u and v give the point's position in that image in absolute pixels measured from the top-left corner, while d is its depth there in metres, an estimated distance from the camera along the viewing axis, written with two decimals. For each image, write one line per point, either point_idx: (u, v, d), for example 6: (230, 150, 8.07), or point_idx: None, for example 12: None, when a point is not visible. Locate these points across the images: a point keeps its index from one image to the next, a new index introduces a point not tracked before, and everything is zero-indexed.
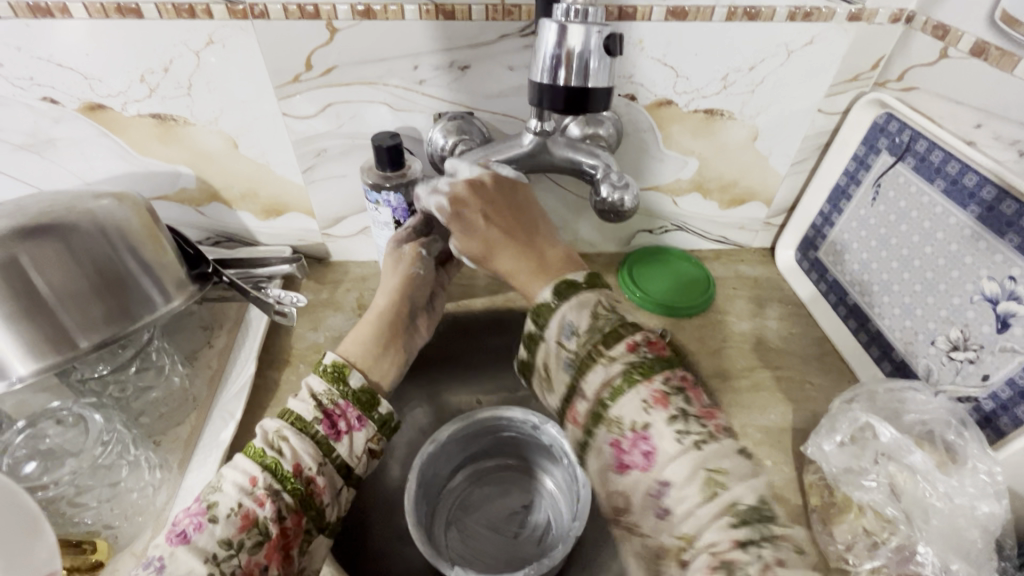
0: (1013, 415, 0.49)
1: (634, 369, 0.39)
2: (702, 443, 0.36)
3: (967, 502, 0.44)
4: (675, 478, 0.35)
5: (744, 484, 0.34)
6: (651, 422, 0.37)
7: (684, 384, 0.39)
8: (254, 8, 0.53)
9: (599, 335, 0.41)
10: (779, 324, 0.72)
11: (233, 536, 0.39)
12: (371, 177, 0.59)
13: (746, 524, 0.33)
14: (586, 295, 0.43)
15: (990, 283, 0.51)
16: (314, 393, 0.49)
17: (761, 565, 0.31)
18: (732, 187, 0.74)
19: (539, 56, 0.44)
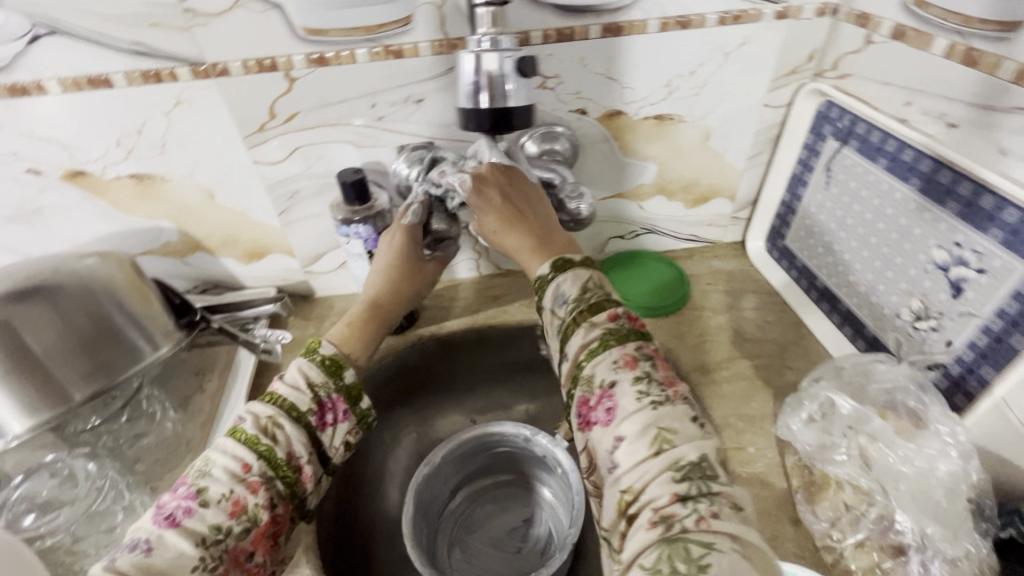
0: (978, 376, 0.50)
1: (612, 335, 0.43)
2: (657, 405, 0.39)
3: (926, 463, 0.44)
4: (628, 433, 0.39)
5: (692, 445, 0.38)
6: (617, 380, 0.41)
7: (654, 356, 0.43)
8: (216, 67, 0.57)
9: (588, 306, 0.46)
10: (755, 314, 0.73)
11: (223, 522, 0.43)
12: (341, 212, 0.63)
13: (687, 479, 0.36)
14: (580, 272, 0.49)
15: (939, 251, 0.52)
16: (310, 382, 0.52)
17: (696, 517, 0.34)
18: (694, 186, 0.76)
19: (461, 84, 0.47)
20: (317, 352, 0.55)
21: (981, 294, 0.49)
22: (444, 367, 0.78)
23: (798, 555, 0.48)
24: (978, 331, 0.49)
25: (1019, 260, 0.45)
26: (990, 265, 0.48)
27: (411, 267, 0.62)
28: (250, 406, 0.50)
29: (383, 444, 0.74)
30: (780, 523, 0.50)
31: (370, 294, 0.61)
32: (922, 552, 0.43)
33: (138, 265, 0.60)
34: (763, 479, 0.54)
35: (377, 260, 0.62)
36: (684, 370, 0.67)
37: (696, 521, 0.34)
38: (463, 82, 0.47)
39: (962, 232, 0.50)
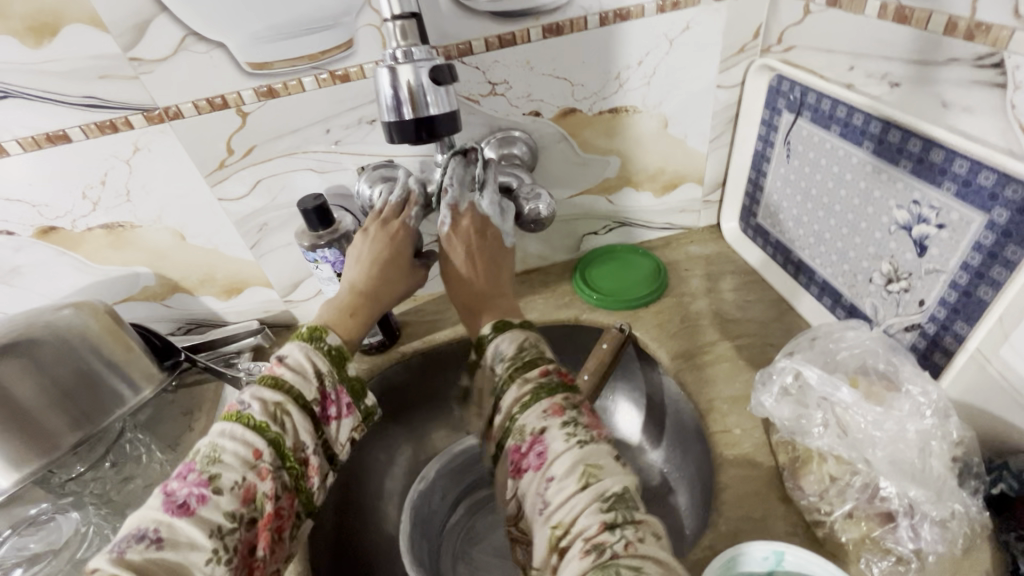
0: (953, 333, 0.49)
1: (541, 388, 0.45)
2: (584, 443, 0.41)
3: (898, 426, 0.44)
4: (558, 472, 0.40)
5: (616, 478, 0.39)
6: (545, 428, 0.42)
7: (581, 407, 0.44)
8: (169, 110, 0.58)
9: (521, 362, 0.47)
10: (735, 294, 0.73)
11: (236, 510, 0.44)
12: (306, 239, 0.63)
13: (613, 510, 0.37)
14: (519, 332, 0.51)
15: (900, 211, 0.52)
16: (317, 370, 0.52)
17: (624, 542, 0.36)
18: (660, 174, 0.76)
19: (381, 99, 0.47)
20: (324, 341, 0.54)
21: (944, 250, 0.48)
22: (431, 381, 0.78)
23: (790, 533, 0.47)
24: (947, 287, 0.49)
25: (975, 211, 0.45)
26: (949, 219, 0.47)
27: (407, 263, 0.62)
28: (254, 391, 0.49)
29: (377, 465, 0.74)
30: (769, 501, 0.49)
31: (365, 282, 0.59)
32: (910, 516, 0.42)
33: (116, 313, 0.61)
34: (751, 459, 0.53)
35: (373, 249, 0.60)
36: (667, 358, 0.66)
37: (625, 546, 0.35)
38: (383, 98, 0.47)
39: (918, 190, 0.49)
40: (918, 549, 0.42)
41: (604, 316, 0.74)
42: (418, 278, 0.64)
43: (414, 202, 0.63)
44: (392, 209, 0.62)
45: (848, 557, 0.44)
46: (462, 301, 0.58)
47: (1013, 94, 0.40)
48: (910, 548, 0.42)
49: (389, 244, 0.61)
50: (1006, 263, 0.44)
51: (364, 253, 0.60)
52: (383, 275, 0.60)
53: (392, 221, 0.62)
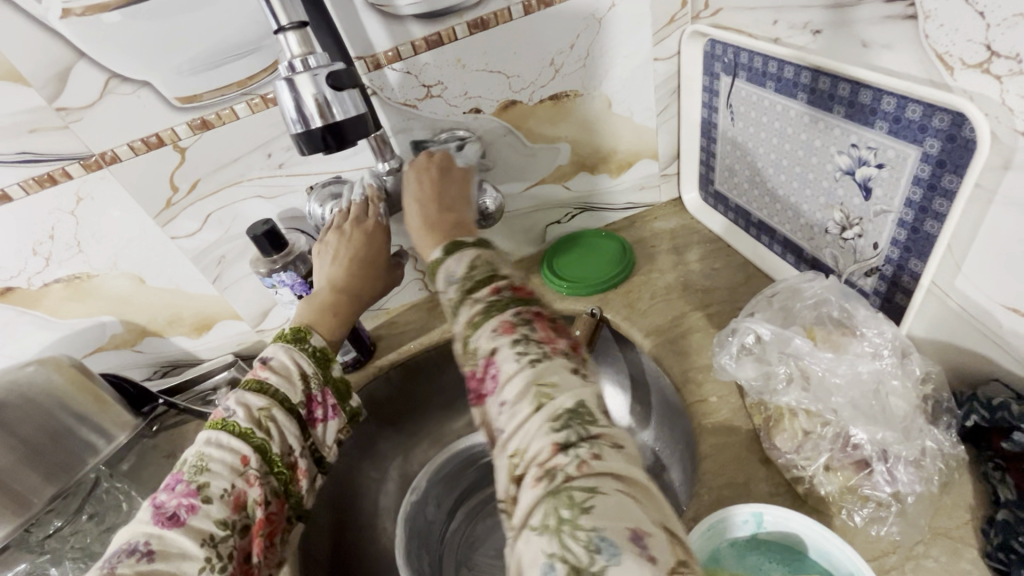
0: (910, 271, 0.49)
1: (492, 307, 0.40)
2: (537, 361, 0.37)
3: (853, 369, 0.44)
4: (509, 396, 0.36)
5: (572, 393, 0.36)
6: (496, 347, 0.38)
7: (534, 319, 0.39)
8: (105, 155, 0.57)
9: (471, 283, 0.42)
10: (702, 264, 0.72)
11: (228, 517, 0.43)
12: (262, 265, 0.63)
13: (565, 428, 0.34)
14: (467, 250, 0.45)
15: (842, 157, 0.51)
16: (302, 374, 0.51)
17: (577, 462, 0.33)
18: (613, 155, 0.75)
19: (284, 113, 0.45)
20: (308, 342, 0.54)
21: (887, 189, 0.48)
22: (413, 391, 0.77)
23: (773, 494, 0.46)
24: (896, 226, 0.49)
25: (909, 145, 0.45)
26: (887, 157, 0.47)
27: (383, 258, 0.63)
28: (240, 396, 0.48)
29: (369, 483, 0.73)
30: (750, 464, 0.49)
31: (343, 281, 0.60)
32: (885, 460, 0.42)
33: (83, 364, 0.61)
34: (729, 425, 0.52)
35: (347, 248, 0.60)
36: (640, 336, 0.66)
37: (578, 466, 0.32)
38: (286, 113, 0.44)
39: (855, 133, 0.49)
40: (897, 492, 0.42)
41: (575, 303, 0.73)
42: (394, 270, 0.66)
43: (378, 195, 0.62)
44: (359, 206, 0.61)
45: (830, 510, 0.44)
46: (418, 221, 0.55)
47: (925, 24, 0.39)
48: (889, 492, 0.42)
49: (366, 241, 0.61)
50: (945, 193, 0.43)
51: (341, 254, 0.60)
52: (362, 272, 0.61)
53: (362, 218, 0.61)
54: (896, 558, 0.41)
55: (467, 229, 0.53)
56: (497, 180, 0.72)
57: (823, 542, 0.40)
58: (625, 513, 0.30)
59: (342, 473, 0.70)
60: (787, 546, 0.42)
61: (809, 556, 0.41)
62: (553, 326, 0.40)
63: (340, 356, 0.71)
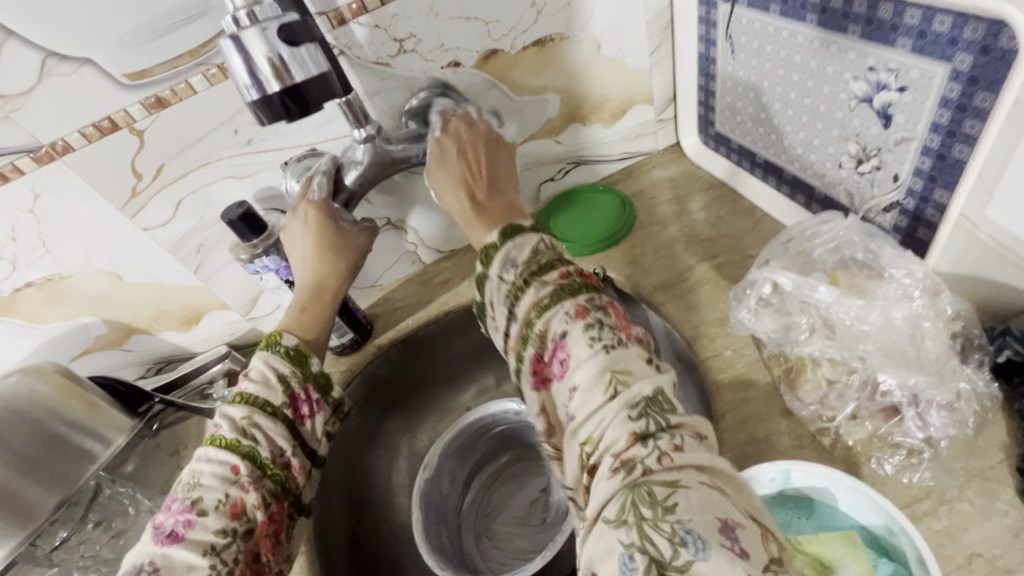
0: (934, 203, 0.46)
1: (562, 291, 0.42)
2: (611, 347, 0.39)
3: (883, 314, 0.41)
4: (582, 381, 0.38)
5: (647, 381, 0.37)
6: (568, 329, 0.40)
7: (607, 307, 0.42)
8: (56, 145, 0.53)
9: (538, 267, 0.44)
10: (705, 211, 0.68)
11: (227, 525, 0.40)
12: (243, 251, 0.60)
13: (641, 416, 0.35)
14: (529, 236, 0.47)
15: (858, 83, 0.47)
16: (280, 376, 0.48)
17: (657, 455, 0.33)
18: (605, 103, 0.70)
19: (236, 78, 0.40)
20: (280, 343, 0.50)
21: (911, 114, 0.44)
22: (415, 368, 0.75)
23: (797, 447, 0.44)
24: (919, 154, 0.45)
25: (936, 63, 0.40)
26: (910, 79, 0.43)
27: (335, 236, 0.57)
28: (221, 409, 0.45)
29: (379, 462, 0.72)
30: (771, 418, 0.46)
31: (303, 276, 0.58)
32: (915, 405, 0.40)
33: (68, 369, 0.59)
34: (746, 379, 0.50)
35: (296, 243, 0.57)
36: (647, 293, 0.62)
37: (658, 459, 0.33)
38: (237, 77, 0.40)
39: (872, 54, 0.45)
40: (928, 437, 0.40)
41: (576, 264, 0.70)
42: (359, 243, 0.59)
43: (320, 172, 0.58)
44: (301, 189, 0.57)
45: (858, 459, 0.42)
46: (466, 205, 0.56)
47: None
48: (920, 438, 0.40)
49: (308, 228, 0.56)
50: (977, 113, 0.39)
51: (296, 250, 0.57)
52: (310, 260, 0.57)
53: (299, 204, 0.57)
54: (929, 504, 0.39)
55: (516, 214, 0.55)
56: None
57: (857, 495, 0.38)
58: (711, 505, 0.30)
59: (350, 455, 0.69)
60: (817, 500, 0.40)
61: (841, 509, 0.40)
62: (624, 315, 0.42)
63: (338, 339, 0.68)
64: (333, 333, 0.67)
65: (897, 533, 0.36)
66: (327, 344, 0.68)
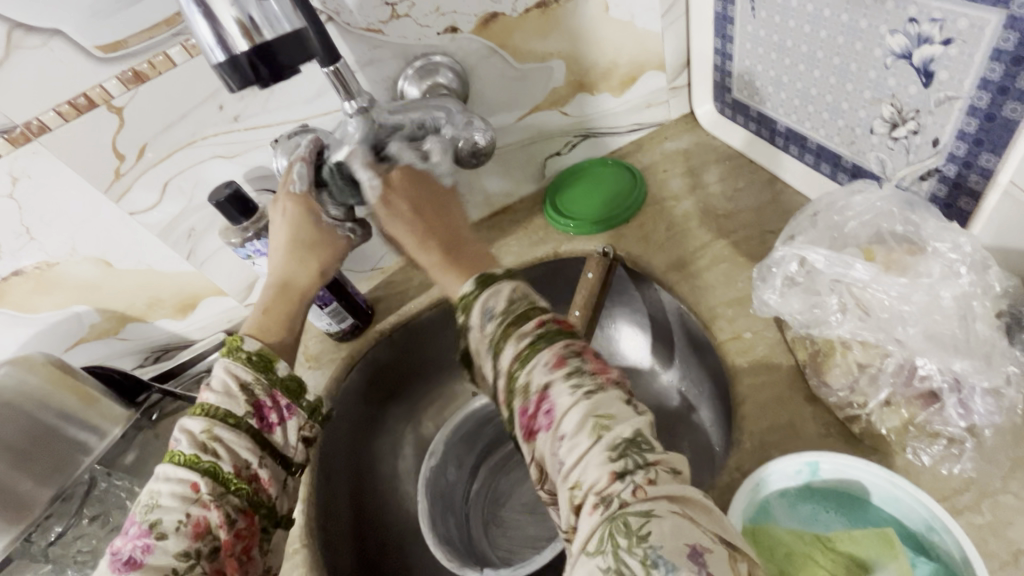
0: (979, 169, 0.42)
1: (538, 339, 0.39)
2: (593, 393, 0.36)
3: (929, 295, 0.37)
4: (568, 430, 0.35)
5: (628, 422, 0.35)
6: (550, 383, 0.36)
7: (583, 352, 0.38)
8: (31, 126, 0.50)
9: (512, 317, 0.40)
10: (722, 185, 0.64)
11: (189, 546, 0.38)
12: (234, 234, 0.57)
13: (622, 457, 0.33)
14: (502, 283, 0.42)
15: (895, 37, 0.43)
16: (241, 385, 0.45)
17: (633, 487, 0.32)
18: (613, 70, 0.65)
19: (201, 41, 0.36)
20: (242, 349, 0.47)
21: (956, 70, 0.40)
22: (418, 353, 0.72)
23: (824, 436, 0.41)
24: (963, 115, 0.41)
25: (988, 9, 0.37)
26: (957, 30, 0.39)
27: (314, 233, 0.55)
28: (182, 423, 0.43)
29: (384, 448, 0.70)
30: (795, 405, 0.43)
31: (272, 274, 0.54)
32: (958, 391, 0.37)
33: (62, 362, 0.57)
34: (768, 363, 0.47)
35: (275, 235, 0.54)
36: (660, 273, 0.59)
37: (634, 491, 0.32)
38: (204, 44, 0.36)
39: (914, 3, 0.40)
40: (970, 425, 0.37)
41: (585, 243, 0.66)
42: (338, 244, 0.56)
43: (301, 158, 0.53)
44: (284, 177, 0.54)
45: (892, 449, 0.39)
46: (431, 253, 0.51)
47: None
48: (962, 426, 0.37)
49: (286, 221, 0.54)
50: None
51: (275, 242, 0.54)
52: (281, 256, 0.54)
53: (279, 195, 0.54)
54: (969, 498, 0.36)
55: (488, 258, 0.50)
56: (484, 113, 0.63)
57: (890, 488, 0.36)
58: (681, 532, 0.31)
59: (355, 442, 0.67)
60: (847, 493, 0.37)
61: (872, 502, 0.37)
62: (601, 358, 0.39)
63: (337, 325, 0.66)
64: (332, 319, 0.64)
65: (937, 530, 0.34)
66: (326, 329, 0.66)
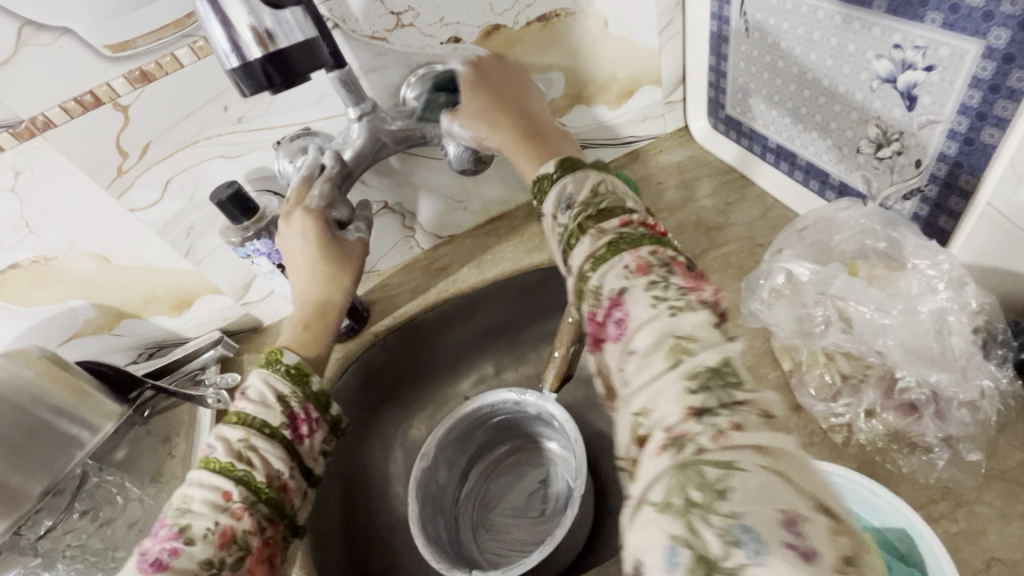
0: (958, 190, 0.44)
1: (621, 241, 0.36)
2: (677, 310, 0.32)
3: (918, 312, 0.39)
4: (641, 345, 0.31)
5: (711, 350, 0.30)
6: (628, 288, 0.33)
7: (674, 265, 0.35)
8: (36, 121, 0.50)
9: (595, 213, 0.38)
10: (714, 198, 0.66)
11: (214, 555, 0.38)
12: (233, 234, 0.58)
13: (704, 389, 0.29)
14: (588, 173, 0.42)
15: (881, 62, 0.45)
16: (280, 396, 0.46)
17: (713, 432, 0.27)
18: (611, 83, 0.66)
19: (216, 46, 0.36)
20: (280, 362, 0.48)
21: (937, 95, 0.42)
22: (412, 356, 0.73)
23: (808, 445, 0.42)
24: (944, 139, 0.43)
25: (969, 40, 0.38)
26: (938, 57, 0.40)
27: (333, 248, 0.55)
28: (219, 430, 0.43)
29: (375, 452, 0.70)
30: (780, 414, 0.45)
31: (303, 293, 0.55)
32: (935, 402, 0.38)
33: (56, 356, 0.57)
34: (754, 372, 0.48)
35: (300, 255, 0.54)
36: None
37: (713, 438, 0.27)
38: (218, 49, 0.36)
39: (899, 30, 0.42)
40: (947, 437, 0.38)
41: None
42: (358, 252, 0.57)
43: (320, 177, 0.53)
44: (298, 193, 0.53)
45: (873, 459, 0.40)
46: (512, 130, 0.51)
47: None
48: (938, 437, 0.38)
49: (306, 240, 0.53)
50: (1011, 92, 0.37)
51: (303, 261, 0.54)
52: (325, 269, 0.54)
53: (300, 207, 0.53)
54: (946, 506, 0.37)
55: (566, 146, 0.50)
56: None
57: (869, 497, 0.37)
58: (773, 494, 0.24)
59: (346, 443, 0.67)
60: None
61: (853, 512, 0.38)
62: (693, 274, 0.35)
63: None
64: None
65: (914, 538, 0.35)
66: None
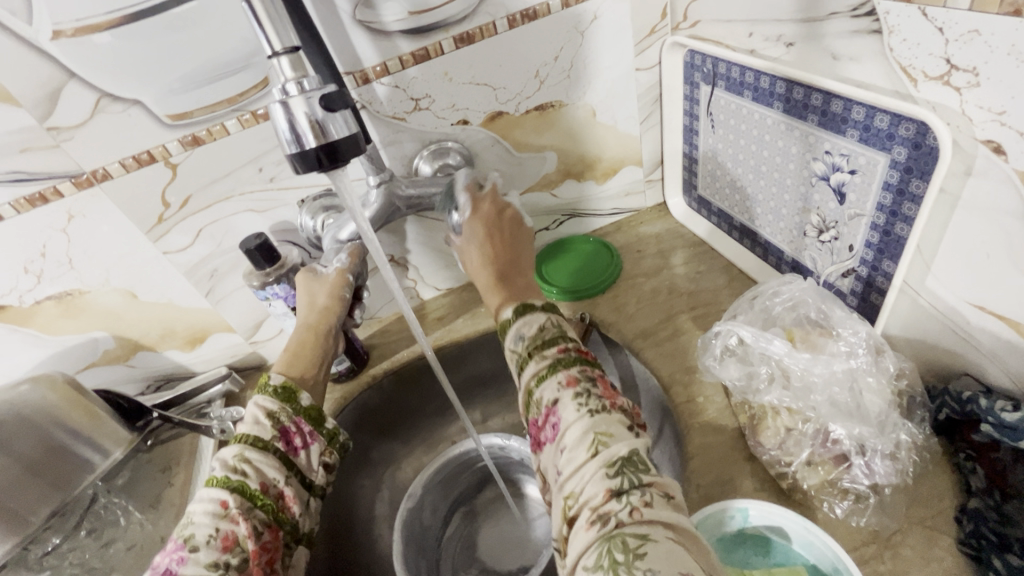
0: (883, 272, 0.52)
1: (558, 362, 0.47)
2: (594, 412, 0.42)
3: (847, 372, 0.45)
4: (569, 442, 0.42)
5: (624, 443, 0.40)
6: (560, 397, 0.45)
7: (598, 380, 0.46)
8: (96, 173, 0.58)
9: (541, 341, 0.50)
10: (686, 267, 0.73)
11: (219, 558, 0.42)
12: (255, 279, 0.65)
13: (618, 476, 0.38)
14: (538, 313, 0.53)
15: (818, 163, 0.54)
16: (268, 413, 0.51)
17: (629, 509, 0.36)
18: (598, 163, 0.76)
19: (280, 135, 0.44)
20: (268, 384, 0.55)
21: (860, 194, 0.51)
22: (405, 398, 0.78)
23: (758, 489, 0.48)
24: (869, 229, 0.51)
25: (879, 152, 0.47)
26: (858, 164, 0.50)
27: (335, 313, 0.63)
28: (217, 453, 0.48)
29: (363, 490, 0.73)
30: (736, 463, 0.50)
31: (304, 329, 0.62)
32: (862, 455, 0.44)
33: (76, 383, 0.61)
34: (715, 425, 0.53)
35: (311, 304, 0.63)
36: (629, 339, 0.67)
37: (629, 513, 0.36)
38: (281, 138, 0.44)
39: (828, 140, 0.51)
40: (874, 484, 0.44)
41: (565, 308, 0.74)
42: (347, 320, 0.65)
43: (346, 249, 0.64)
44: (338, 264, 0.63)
45: (813, 503, 0.46)
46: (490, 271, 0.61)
47: (889, 38, 0.42)
48: (866, 484, 0.44)
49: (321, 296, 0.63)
50: (913, 197, 0.46)
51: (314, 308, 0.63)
52: (333, 325, 0.63)
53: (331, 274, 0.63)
54: (875, 548, 0.42)
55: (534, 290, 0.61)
56: None
57: (805, 533, 0.42)
58: (677, 560, 0.33)
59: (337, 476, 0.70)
60: (772, 537, 0.44)
61: (795, 547, 0.43)
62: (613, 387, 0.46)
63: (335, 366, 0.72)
64: None
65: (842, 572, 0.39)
66: None
